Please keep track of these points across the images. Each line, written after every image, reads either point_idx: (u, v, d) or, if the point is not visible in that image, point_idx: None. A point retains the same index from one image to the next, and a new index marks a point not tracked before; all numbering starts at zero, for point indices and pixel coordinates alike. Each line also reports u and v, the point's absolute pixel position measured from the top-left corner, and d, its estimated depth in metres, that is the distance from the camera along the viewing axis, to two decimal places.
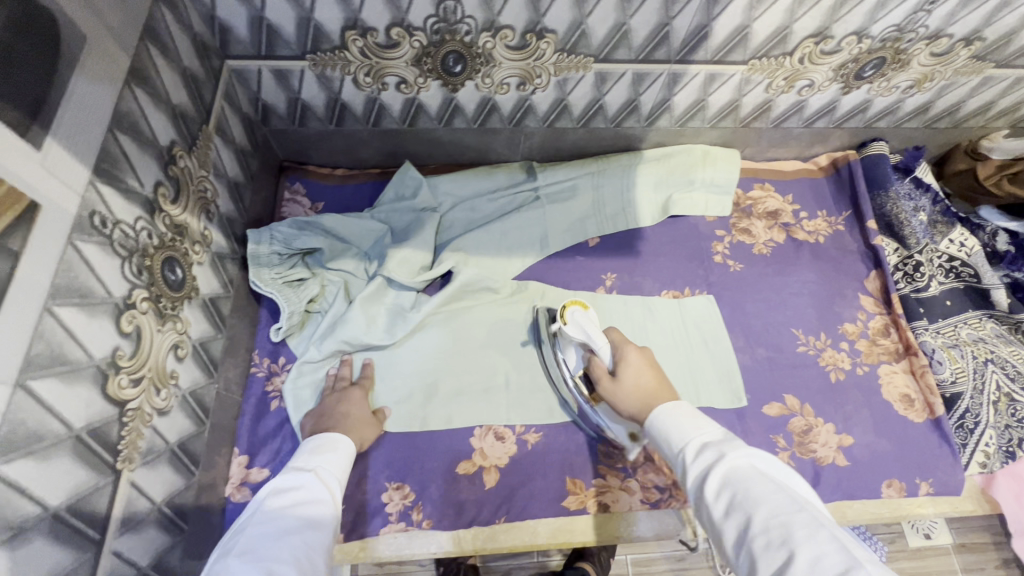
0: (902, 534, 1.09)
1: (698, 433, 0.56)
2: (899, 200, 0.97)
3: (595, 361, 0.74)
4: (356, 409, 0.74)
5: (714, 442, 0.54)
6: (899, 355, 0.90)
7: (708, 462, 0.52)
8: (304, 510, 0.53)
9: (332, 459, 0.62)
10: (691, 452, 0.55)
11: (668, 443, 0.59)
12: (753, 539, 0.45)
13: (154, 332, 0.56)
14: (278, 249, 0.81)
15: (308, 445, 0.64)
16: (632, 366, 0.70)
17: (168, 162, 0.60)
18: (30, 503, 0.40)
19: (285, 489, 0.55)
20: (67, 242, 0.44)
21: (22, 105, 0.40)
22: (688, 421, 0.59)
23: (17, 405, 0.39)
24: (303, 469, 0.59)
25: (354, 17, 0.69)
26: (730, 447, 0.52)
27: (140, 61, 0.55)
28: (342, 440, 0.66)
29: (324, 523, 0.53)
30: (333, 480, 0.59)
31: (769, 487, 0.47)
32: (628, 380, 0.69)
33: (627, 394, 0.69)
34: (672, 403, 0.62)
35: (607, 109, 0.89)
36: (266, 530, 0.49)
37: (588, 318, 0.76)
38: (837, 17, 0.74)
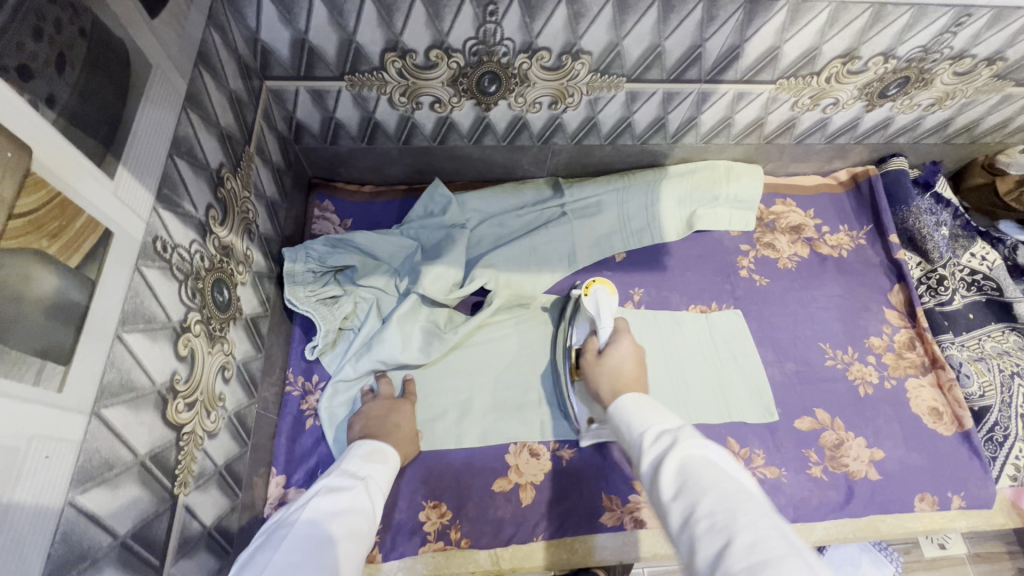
0: (917, 545, 1.09)
1: (658, 423, 0.56)
2: (921, 214, 0.99)
3: (591, 340, 0.76)
4: (405, 422, 0.75)
5: (672, 431, 0.54)
6: (925, 368, 0.91)
7: (663, 448, 0.52)
8: (350, 519, 0.53)
9: (380, 471, 0.62)
10: (648, 439, 0.54)
11: (629, 428, 0.58)
12: (698, 522, 0.44)
13: (205, 355, 0.56)
14: (313, 266, 0.82)
15: (360, 449, 0.65)
16: (621, 351, 0.71)
17: (217, 184, 0.60)
18: (102, 532, 0.40)
19: (333, 490, 0.56)
20: (134, 267, 0.44)
21: (99, 136, 0.41)
22: (652, 414, 0.58)
23: (92, 433, 0.39)
24: (355, 476, 0.59)
25: (395, 40, 0.70)
26: (685, 435, 0.52)
27: (194, 86, 0.56)
28: (392, 454, 0.66)
29: (360, 537, 0.52)
30: (377, 493, 0.59)
31: (716, 475, 0.47)
32: (614, 362, 0.71)
33: (605, 373, 0.70)
34: (637, 395, 0.63)
35: (635, 126, 0.90)
36: (313, 533, 0.49)
37: (607, 299, 0.78)
38: (866, 38, 0.76)
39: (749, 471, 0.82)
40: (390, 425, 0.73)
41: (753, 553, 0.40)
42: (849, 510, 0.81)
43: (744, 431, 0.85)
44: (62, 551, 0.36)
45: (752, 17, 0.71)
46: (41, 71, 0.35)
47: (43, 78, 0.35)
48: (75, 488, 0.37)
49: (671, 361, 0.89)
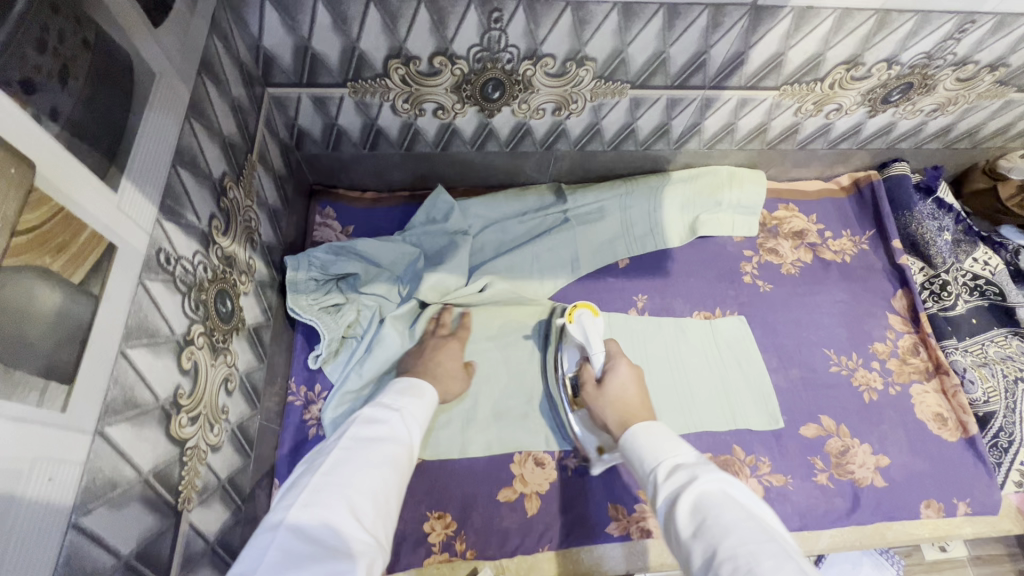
0: (918, 547, 1.08)
1: (672, 455, 0.57)
2: (922, 220, 1.00)
3: (587, 367, 0.77)
4: (450, 360, 0.80)
5: (688, 465, 0.54)
6: (929, 373, 0.90)
7: (680, 483, 0.52)
8: (386, 446, 0.54)
9: (415, 403, 0.62)
10: (663, 474, 0.55)
11: (641, 462, 0.59)
12: (720, 565, 0.43)
13: (209, 367, 0.55)
14: (316, 275, 0.81)
15: (396, 384, 0.65)
16: (620, 376, 0.74)
17: (220, 194, 0.59)
18: (106, 553, 0.39)
19: (370, 420, 0.57)
20: (137, 281, 0.43)
21: (103, 148, 0.40)
22: (664, 442, 0.60)
23: (96, 452, 0.38)
24: (390, 407, 0.60)
25: (398, 47, 0.69)
26: (702, 470, 0.52)
27: (197, 95, 0.55)
28: (427, 389, 0.65)
29: (399, 463, 0.54)
30: (414, 424, 0.60)
31: (739, 514, 0.46)
32: (614, 388, 0.73)
33: (608, 400, 0.73)
34: (642, 424, 0.64)
35: (639, 132, 0.89)
36: (352, 458, 0.51)
37: (594, 322, 0.79)
38: (870, 45, 0.76)
39: (755, 478, 0.81)
40: (434, 363, 0.78)
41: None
42: (855, 518, 0.80)
43: (749, 438, 0.84)
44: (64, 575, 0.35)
45: (757, 24, 0.70)
46: (44, 83, 0.34)
47: (46, 91, 0.34)
48: (78, 509, 0.36)
49: (675, 369, 0.89)
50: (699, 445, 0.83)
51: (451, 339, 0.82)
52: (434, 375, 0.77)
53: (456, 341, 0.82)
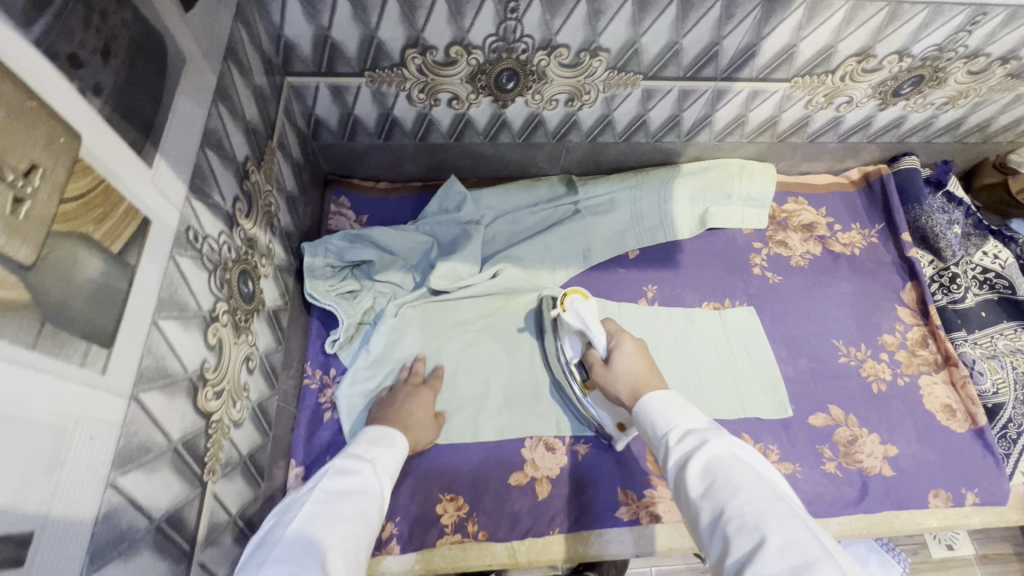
0: (924, 545, 1.09)
1: (683, 419, 0.57)
2: (932, 213, 1.00)
3: (592, 352, 0.74)
4: (421, 409, 0.76)
5: (699, 430, 0.54)
6: (938, 365, 0.91)
7: (691, 447, 0.53)
8: (360, 499, 0.53)
9: (387, 454, 0.62)
10: (674, 438, 0.55)
11: (650, 427, 0.59)
12: (728, 522, 0.45)
13: (232, 345, 0.57)
14: (332, 261, 0.83)
15: (367, 434, 0.65)
16: (626, 353, 0.71)
17: (243, 177, 0.61)
18: (139, 515, 0.41)
19: (341, 472, 0.56)
20: (169, 256, 0.45)
21: (139, 126, 0.41)
22: (675, 406, 0.59)
23: (131, 417, 0.40)
24: (361, 458, 0.59)
25: (416, 36, 0.71)
26: (712, 434, 0.53)
27: (223, 80, 0.56)
28: (399, 439, 0.66)
29: (370, 515, 0.52)
30: (386, 474, 0.60)
31: (748, 475, 0.47)
32: (622, 366, 0.70)
33: (618, 378, 0.69)
34: (664, 392, 0.62)
35: (650, 124, 0.90)
36: (324, 511, 0.50)
37: (587, 307, 0.76)
38: (882, 37, 0.76)
39: None
40: (406, 410, 0.74)
41: (787, 552, 0.41)
42: (863, 506, 0.81)
43: (758, 427, 0.85)
44: (103, 532, 0.37)
45: (770, 15, 0.71)
46: (89, 60, 0.36)
47: (90, 67, 0.36)
48: (116, 470, 0.38)
49: (685, 358, 0.90)
50: None
51: (424, 388, 0.79)
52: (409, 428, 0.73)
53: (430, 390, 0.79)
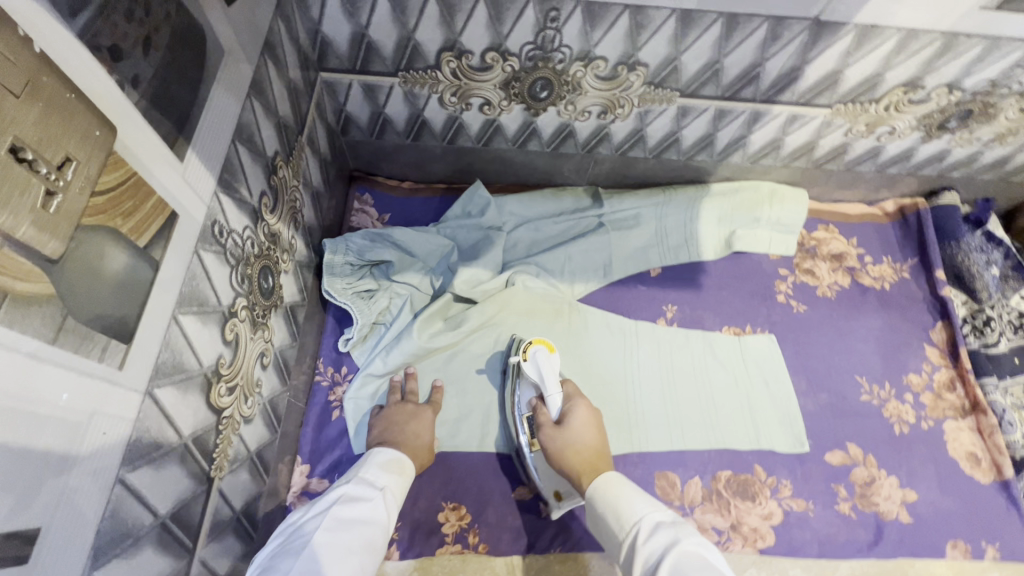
0: None
1: (652, 513, 0.56)
2: (969, 252, 0.96)
3: (542, 411, 0.73)
4: (426, 432, 0.74)
5: (669, 526, 0.54)
6: (965, 411, 0.88)
7: (662, 545, 0.52)
8: (367, 531, 0.54)
9: (398, 483, 0.62)
10: (643, 531, 0.54)
11: (613, 518, 0.59)
12: None
13: (248, 340, 0.56)
14: (352, 259, 0.83)
15: (379, 456, 0.64)
16: (577, 419, 0.70)
17: (271, 172, 0.61)
18: (145, 511, 0.40)
19: (354, 499, 0.56)
20: (193, 252, 0.45)
21: (174, 119, 0.41)
22: (642, 498, 0.59)
23: (144, 412, 0.39)
24: (373, 486, 0.59)
25: (453, 40, 0.70)
26: (684, 533, 0.52)
27: (259, 74, 0.56)
28: (409, 465, 0.65)
29: (375, 551, 0.53)
30: (393, 505, 0.59)
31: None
32: (572, 434, 0.69)
33: (565, 446, 0.69)
34: (621, 479, 0.63)
35: (682, 141, 0.88)
36: (335, 538, 0.51)
37: (550, 359, 0.76)
38: (932, 68, 0.73)
39: (774, 501, 0.80)
40: (407, 433, 0.72)
41: None
42: (877, 551, 0.78)
43: (772, 460, 0.83)
44: (109, 528, 0.36)
45: (817, 39, 0.69)
46: (130, 51, 0.35)
47: (131, 59, 0.35)
48: (125, 466, 0.37)
49: (701, 385, 0.87)
50: (718, 462, 0.82)
51: (426, 409, 0.76)
52: (413, 451, 0.71)
53: (431, 412, 0.76)
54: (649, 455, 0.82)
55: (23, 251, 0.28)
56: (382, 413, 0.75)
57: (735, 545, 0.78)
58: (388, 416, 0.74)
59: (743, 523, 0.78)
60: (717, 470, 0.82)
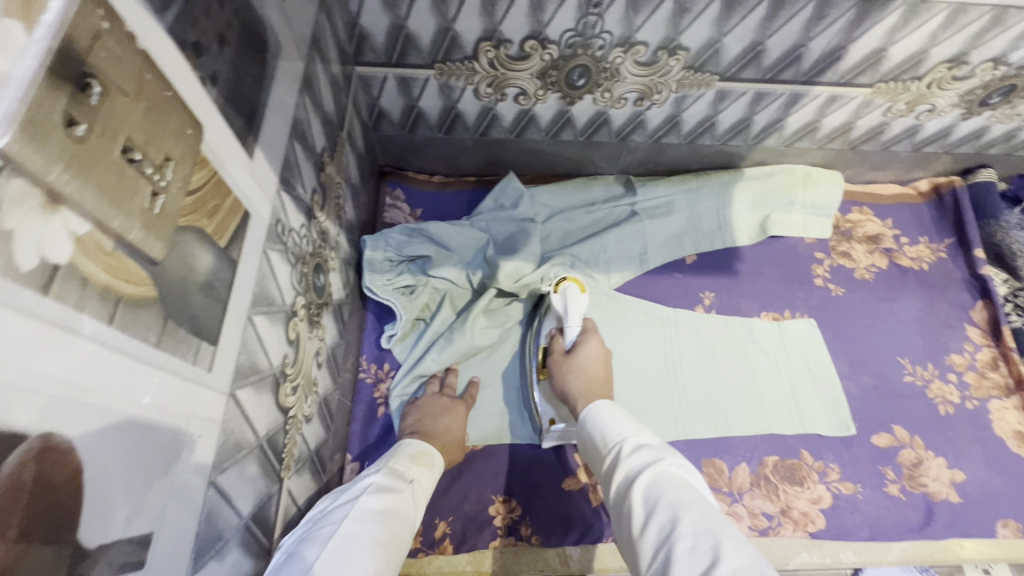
0: None
1: (636, 433, 0.55)
2: (1010, 229, 0.95)
3: (557, 339, 0.77)
4: (456, 426, 0.74)
5: (651, 445, 0.53)
6: (1010, 390, 0.87)
7: (643, 461, 0.51)
8: (396, 522, 0.50)
9: (425, 475, 0.60)
10: (625, 447, 0.54)
11: (598, 436, 0.58)
12: (680, 541, 0.42)
13: (306, 338, 0.56)
14: (391, 255, 0.82)
15: (407, 448, 0.62)
16: (590, 351, 0.73)
17: (320, 168, 0.60)
18: (232, 513, 0.40)
19: (383, 489, 0.53)
20: (263, 251, 0.44)
21: (245, 117, 0.40)
22: (625, 419, 0.58)
23: (229, 415, 0.39)
24: (404, 478, 0.56)
25: (492, 29, 0.69)
26: (666, 451, 0.51)
27: (309, 71, 0.55)
28: (438, 458, 0.63)
29: (401, 542, 0.49)
30: (422, 500, 0.56)
31: (699, 495, 0.45)
32: (584, 358, 0.72)
33: (575, 372, 0.71)
34: (610, 402, 0.62)
35: (718, 126, 0.87)
36: (361, 529, 0.47)
37: (578, 297, 0.79)
38: (979, 43, 0.72)
39: (823, 485, 0.80)
40: (440, 426, 0.72)
41: None
42: (928, 532, 0.78)
43: (818, 444, 0.82)
44: (205, 531, 0.36)
45: (863, 17, 0.68)
46: (208, 47, 0.35)
47: (209, 56, 0.35)
48: (214, 469, 0.37)
49: (743, 371, 0.87)
50: (765, 447, 0.82)
51: (459, 403, 0.76)
52: (444, 443, 0.70)
53: (463, 406, 0.76)
54: (694, 443, 0.82)
55: (132, 254, 0.27)
56: (417, 404, 0.75)
57: (785, 530, 0.78)
58: (433, 407, 0.74)
59: (793, 508, 0.78)
60: (763, 456, 0.81)
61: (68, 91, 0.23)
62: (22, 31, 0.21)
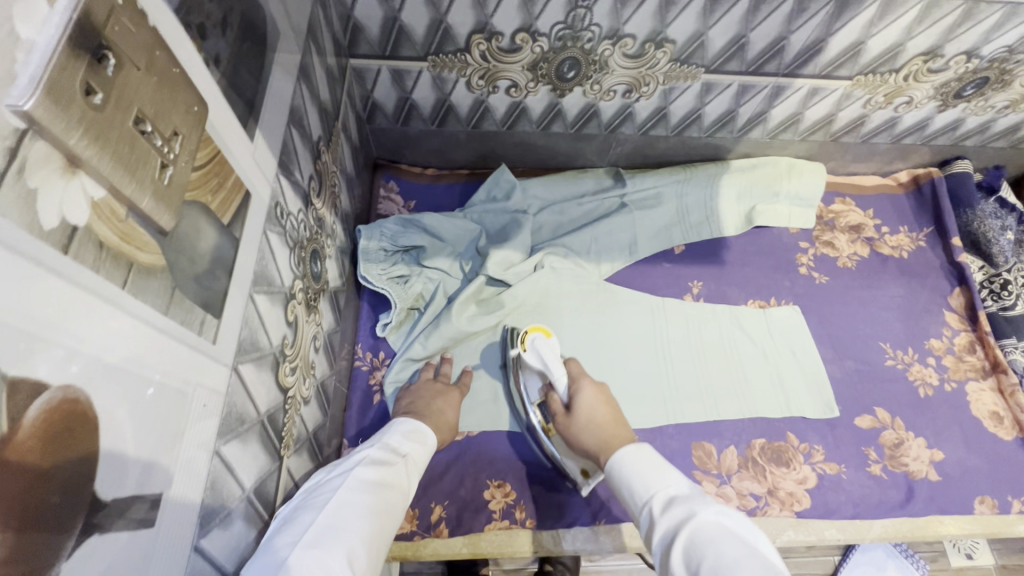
0: (942, 551, 0.94)
1: (666, 487, 0.54)
2: (985, 218, 0.99)
3: (553, 398, 0.73)
4: (450, 410, 0.75)
5: (684, 500, 0.52)
6: (986, 372, 0.90)
7: (678, 520, 0.50)
8: (390, 493, 0.51)
9: (419, 452, 0.61)
10: (658, 507, 0.53)
11: (630, 494, 0.57)
12: None
13: (304, 322, 0.57)
14: (386, 245, 0.84)
15: (402, 425, 0.63)
16: (586, 401, 0.69)
17: (316, 156, 0.61)
18: (236, 484, 0.41)
19: (377, 461, 0.54)
20: (263, 232, 0.45)
21: (245, 99, 0.41)
22: (652, 469, 0.57)
23: (232, 388, 0.40)
24: (397, 453, 0.57)
25: (484, 21, 0.70)
26: (699, 505, 0.50)
27: (306, 60, 0.57)
28: (431, 435, 0.64)
29: (394, 512, 0.50)
30: (414, 473, 0.58)
31: (739, 549, 0.43)
32: (581, 417, 0.68)
33: (583, 430, 0.68)
34: (635, 446, 0.61)
35: (704, 119, 0.90)
36: (356, 499, 0.48)
37: (549, 345, 0.75)
38: (952, 36, 0.75)
39: (808, 466, 0.82)
40: (435, 408, 0.73)
41: None
42: (909, 509, 0.80)
43: (803, 427, 0.85)
44: (211, 498, 0.37)
45: (842, 11, 0.70)
46: (212, 31, 0.36)
47: (213, 38, 0.36)
48: (219, 440, 0.38)
49: (730, 357, 0.89)
50: (752, 430, 0.84)
51: (453, 389, 0.77)
52: (438, 423, 0.72)
53: (456, 392, 0.77)
54: (683, 427, 0.84)
55: (143, 221, 0.28)
56: (412, 389, 0.76)
57: (772, 510, 0.80)
58: (431, 390, 0.75)
59: (780, 488, 0.80)
60: (751, 439, 0.84)
61: (86, 61, 0.24)
62: (45, 2, 0.22)
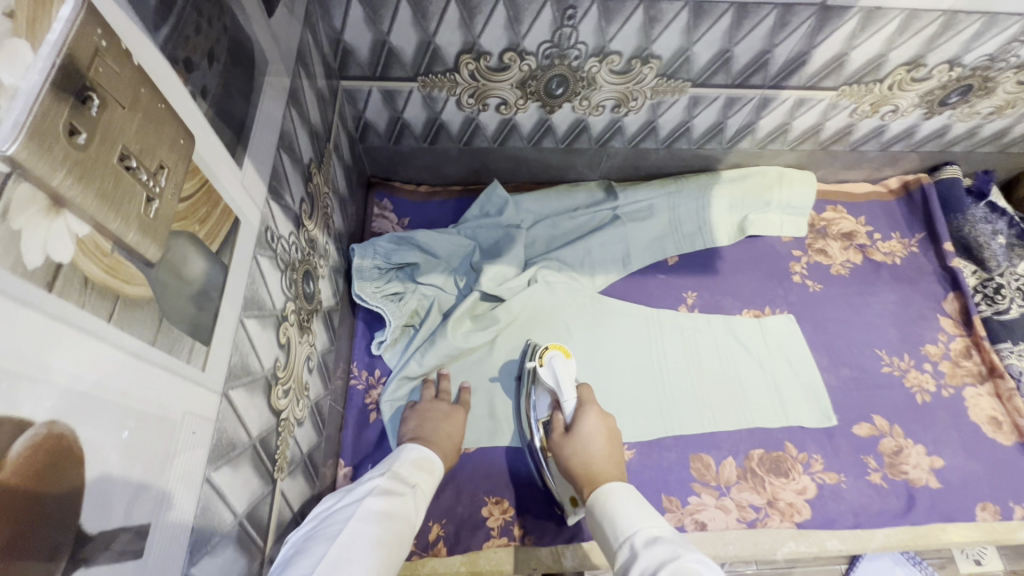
0: (951, 558, 0.92)
1: (651, 527, 0.52)
2: (975, 223, 1.00)
3: (558, 416, 0.73)
4: (456, 431, 0.74)
5: (668, 540, 0.50)
6: (982, 377, 0.90)
7: (658, 557, 0.48)
8: (399, 525, 0.51)
9: (427, 482, 0.60)
10: (640, 543, 0.51)
11: (612, 530, 0.55)
12: None
13: (297, 343, 0.58)
14: (380, 263, 0.84)
15: (410, 453, 0.63)
16: (588, 427, 0.69)
17: (308, 178, 0.62)
18: (227, 510, 0.41)
19: (387, 492, 0.54)
20: (253, 256, 0.46)
21: (233, 127, 0.42)
22: (639, 510, 0.55)
23: (222, 414, 0.40)
24: (406, 483, 0.57)
25: (472, 42, 0.72)
26: (684, 548, 0.47)
27: (296, 84, 0.58)
28: (439, 464, 0.64)
29: (402, 544, 0.50)
30: (422, 504, 0.58)
31: None
32: (581, 440, 0.68)
33: (577, 454, 0.67)
34: (626, 488, 0.60)
35: (694, 131, 0.91)
36: (366, 530, 0.48)
37: (566, 365, 0.77)
38: (934, 46, 0.76)
39: (807, 476, 0.82)
40: (441, 432, 0.72)
41: None
42: (910, 518, 0.80)
43: (802, 436, 0.85)
44: (201, 525, 0.38)
45: (824, 24, 0.71)
46: (199, 63, 0.37)
47: (199, 70, 0.37)
48: (209, 467, 0.38)
49: (726, 366, 0.89)
50: (750, 441, 0.84)
51: (457, 409, 0.77)
52: (442, 446, 0.71)
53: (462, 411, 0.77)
54: (682, 438, 0.84)
55: (129, 254, 0.29)
56: (411, 410, 0.76)
57: (774, 521, 0.79)
58: (426, 409, 0.75)
59: (780, 499, 0.80)
60: (749, 449, 0.83)
61: (70, 103, 0.25)
62: (30, 49, 0.23)
